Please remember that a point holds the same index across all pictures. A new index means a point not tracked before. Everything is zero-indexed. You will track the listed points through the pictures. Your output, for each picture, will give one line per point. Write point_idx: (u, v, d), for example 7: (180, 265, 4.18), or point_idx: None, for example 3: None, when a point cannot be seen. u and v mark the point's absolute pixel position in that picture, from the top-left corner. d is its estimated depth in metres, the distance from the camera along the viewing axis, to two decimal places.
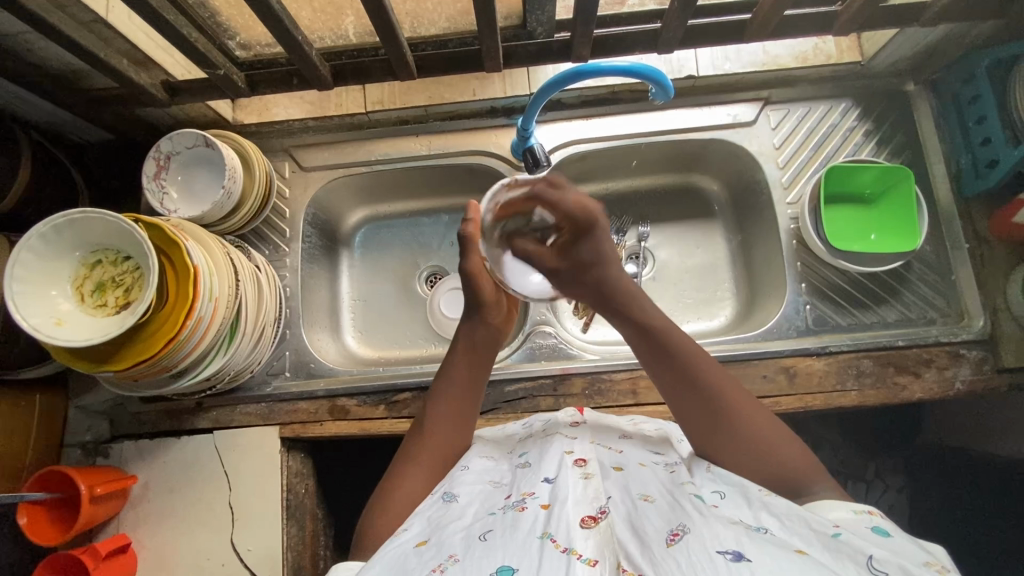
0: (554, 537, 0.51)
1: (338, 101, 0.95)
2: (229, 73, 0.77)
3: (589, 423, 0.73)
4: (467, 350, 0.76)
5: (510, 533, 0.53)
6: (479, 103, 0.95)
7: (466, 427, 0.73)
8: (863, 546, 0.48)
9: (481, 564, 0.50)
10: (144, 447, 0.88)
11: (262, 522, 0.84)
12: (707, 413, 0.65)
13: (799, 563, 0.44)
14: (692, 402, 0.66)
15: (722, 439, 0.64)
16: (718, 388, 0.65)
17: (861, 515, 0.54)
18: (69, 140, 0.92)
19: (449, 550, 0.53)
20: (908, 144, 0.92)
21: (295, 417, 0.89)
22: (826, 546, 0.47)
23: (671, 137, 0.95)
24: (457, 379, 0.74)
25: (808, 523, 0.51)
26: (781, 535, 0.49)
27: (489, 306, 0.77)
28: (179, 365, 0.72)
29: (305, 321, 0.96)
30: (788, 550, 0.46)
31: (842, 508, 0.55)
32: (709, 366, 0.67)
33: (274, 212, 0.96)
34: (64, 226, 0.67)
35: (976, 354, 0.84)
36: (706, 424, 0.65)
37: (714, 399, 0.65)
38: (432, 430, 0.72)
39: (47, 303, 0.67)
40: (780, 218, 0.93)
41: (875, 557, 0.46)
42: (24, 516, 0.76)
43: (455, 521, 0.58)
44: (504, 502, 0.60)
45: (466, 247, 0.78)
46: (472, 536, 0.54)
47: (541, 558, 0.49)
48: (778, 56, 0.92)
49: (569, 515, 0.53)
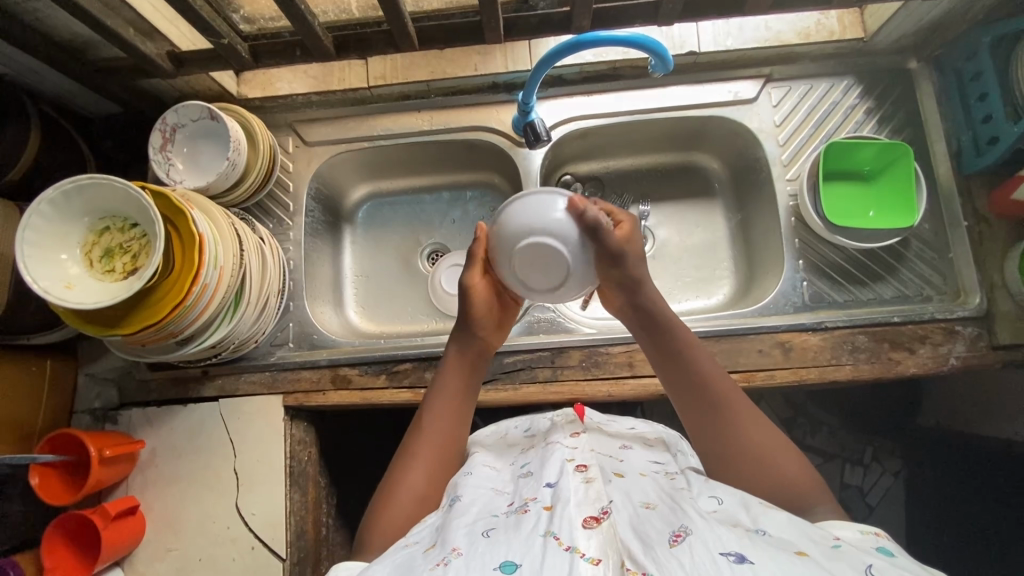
0: (557, 535, 0.51)
1: (341, 75, 0.96)
2: (233, 43, 0.78)
3: (588, 430, 0.75)
4: (455, 357, 0.76)
5: (513, 531, 0.54)
6: (480, 78, 0.95)
7: (462, 424, 0.75)
8: (861, 556, 0.49)
9: (483, 558, 0.50)
10: (152, 414, 0.90)
11: (266, 487, 0.87)
12: (699, 401, 0.69)
13: (802, 567, 0.45)
14: (685, 389, 0.70)
15: (710, 428, 0.68)
16: (713, 378, 0.69)
17: (867, 535, 0.55)
18: (78, 113, 0.94)
19: (454, 544, 0.54)
20: (910, 122, 0.93)
21: (298, 386, 0.90)
22: (827, 553, 0.49)
23: (672, 113, 0.96)
24: (448, 382, 0.75)
25: (809, 534, 0.52)
26: (782, 538, 0.51)
27: (478, 320, 0.75)
28: (185, 331, 0.73)
29: (309, 294, 0.98)
30: (790, 552, 0.47)
31: (849, 528, 0.56)
32: (703, 357, 0.71)
33: (279, 186, 0.98)
34: (72, 192, 0.69)
35: (971, 331, 0.84)
36: (696, 409, 0.69)
37: (707, 387, 0.69)
38: (426, 436, 0.72)
39: (58, 267, 0.69)
40: (779, 195, 0.93)
41: (874, 565, 0.47)
42: (35, 476, 0.78)
43: (459, 517, 0.59)
44: (506, 507, 0.60)
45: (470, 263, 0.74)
46: (476, 532, 0.55)
47: (544, 557, 0.49)
48: (781, 32, 0.91)
49: (572, 515, 0.53)
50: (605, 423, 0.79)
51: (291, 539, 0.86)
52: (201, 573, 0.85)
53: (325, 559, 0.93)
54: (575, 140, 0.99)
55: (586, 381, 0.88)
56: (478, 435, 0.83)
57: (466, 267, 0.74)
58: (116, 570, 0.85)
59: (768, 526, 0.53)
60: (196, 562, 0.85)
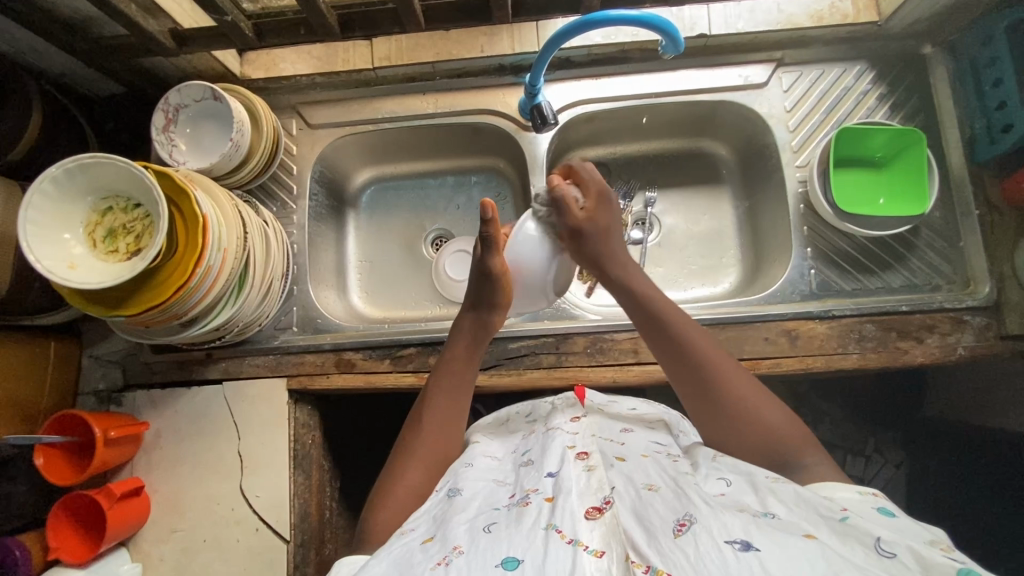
0: (559, 528, 0.50)
1: (344, 57, 0.94)
2: (236, 20, 0.77)
3: (590, 413, 0.75)
4: (467, 347, 0.75)
5: (514, 526, 0.53)
6: (488, 60, 0.94)
7: (463, 416, 0.74)
8: (869, 527, 0.50)
9: (485, 557, 0.50)
10: (156, 396, 0.90)
11: (269, 470, 0.87)
12: (707, 399, 0.67)
13: (808, 550, 0.45)
14: (694, 390, 0.68)
15: (721, 424, 0.66)
16: (728, 385, 0.67)
17: (865, 496, 0.56)
18: (80, 93, 0.93)
19: (454, 542, 0.54)
20: (922, 108, 0.91)
21: (302, 369, 0.90)
22: (835, 530, 0.48)
23: (682, 98, 0.94)
24: (449, 374, 0.74)
25: (817, 509, 0.52)
26: (789, 520, 0.51)
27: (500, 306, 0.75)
28: (190, 313, 0.73)
29: (311, 277, 0.97)
30: (797, 535, 0.47)
31: (847, 488, 0.57)
32: (708, 348, 0.69)
33: (282, 169, 0.97)
34: (76, 171, 0.68)
35: (980, 320, 0.84)
36: (701, 405, 0.68)
37: (709, 381, 0.67)
38: (427, 427, 0.71)
39: (61, 247, 0.68)
40: (789, 182, 0.92)
41: (883, 538, 0.48)
42: (41, 457, 0.78)
43: (460, 513, 0.59)
44: (508, 499, 0.60)
45: (489, 248, 0.71)
46: (477, 528, 0.55)
47: (547, 550, 0.48)
48: (793, 15, 0.89)
49: (574, 507, 0.53)
50: (606, 405, 0.79)
51: (295, 522, 0.86)
52: (206, 554, 0.85)
53: (329, 542, 0.94)
54: (582, 123, 0.98)
55: (590, 367, 0.88)
56: (480, 419, 0.83)
57: (488, 253, 0.71)
58: (122, 550, 0.86)
59: (775, 509, 0.53)
60: (201, 543, 0.86)
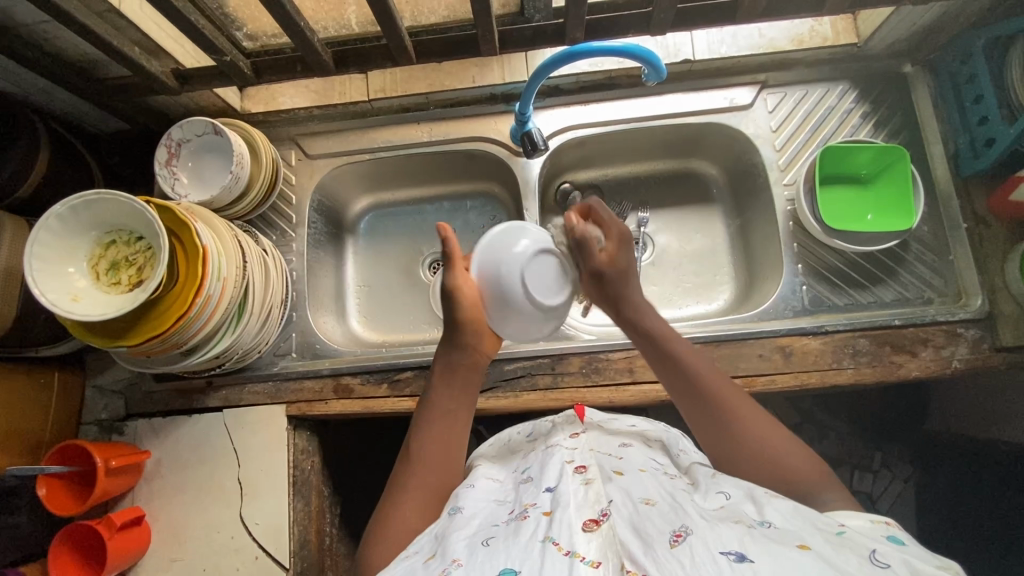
0: (556, 540, 0.51)
1: (341, 90, 0.98)
2: (234, 60, 0.80)
3: (589, 430, 0.75)
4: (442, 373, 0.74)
5: (512, 538, 0.54)
6: (479, 89, 0.97)
7: (456, 448, 0.73)
8: (865, 542, 0.50)
9: (483, 567, 0.50)
10: (158, 425, 0.91)
11: (268, 496, 0.87)
12: (715, 423, 0.68)
13: (802, 562, 0.45)
14: (691, 405, 0.70)
15: (725, 445, 0.67)
16: (732, 408, 0.67)
17: (877, 524, 0.55)
18: (87, 131, 0.97)
19: (454, 555, 0.54)
20: (906, 125, 0.93)
21: (301, 395, 0.91)
22: (830, 540, 0.49)
23: (668, 121, 0.97)
24: (443, 409, 0.73)
25: (815, 522, 0.52)
26: (787, 528, 0.51)
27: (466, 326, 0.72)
28: (190, 341, 0.74)
29: (311, 303, 0.99)
30: (791, 546, 0.47)
31: (859, 517, 0.56)
32: (715, 380, 0.69)
33: (281, 199, 0.99)
34: (80, 208, 0.71)
35: (974, 333, 0.84)
36: (712, 432, 0.68)
37: (716, 407, 0.68)
38: (421, 456, 0.71)
39: (65, 280, 0.70)
40: (776, 200, 0.94)
41: (878, 550, 0.48)
42: (43, 487, 0.79)
43: (460, 529, 0.59)
44: (507, 515, 0.60)
45: (449, 265, 0.73)
46: (475, 542, 0.55)
47: (544, 560, 0.49)
48: (774, 39, 0.92)
49: (571, 519, 0.53)
50: (605, 422, 0.80)
51: (295, 548, 0.86)
52: None
53: (328, 569, 0.93)
54: (573, 148, 1.00)
55: (587, 388, 0.88)
56: (482, 446, 0.84)
57: (446, 270, 0.73)
58: None
59: (773, 518, 0.53)
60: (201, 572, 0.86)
